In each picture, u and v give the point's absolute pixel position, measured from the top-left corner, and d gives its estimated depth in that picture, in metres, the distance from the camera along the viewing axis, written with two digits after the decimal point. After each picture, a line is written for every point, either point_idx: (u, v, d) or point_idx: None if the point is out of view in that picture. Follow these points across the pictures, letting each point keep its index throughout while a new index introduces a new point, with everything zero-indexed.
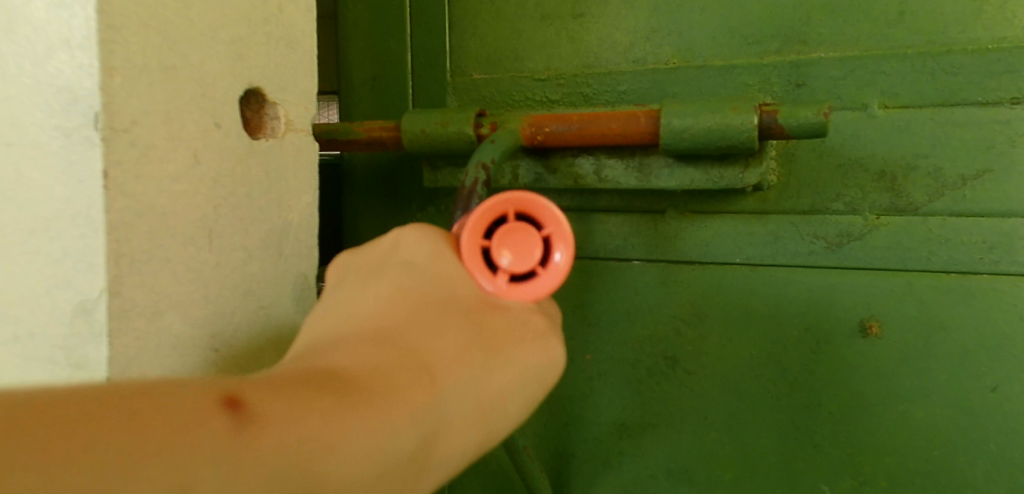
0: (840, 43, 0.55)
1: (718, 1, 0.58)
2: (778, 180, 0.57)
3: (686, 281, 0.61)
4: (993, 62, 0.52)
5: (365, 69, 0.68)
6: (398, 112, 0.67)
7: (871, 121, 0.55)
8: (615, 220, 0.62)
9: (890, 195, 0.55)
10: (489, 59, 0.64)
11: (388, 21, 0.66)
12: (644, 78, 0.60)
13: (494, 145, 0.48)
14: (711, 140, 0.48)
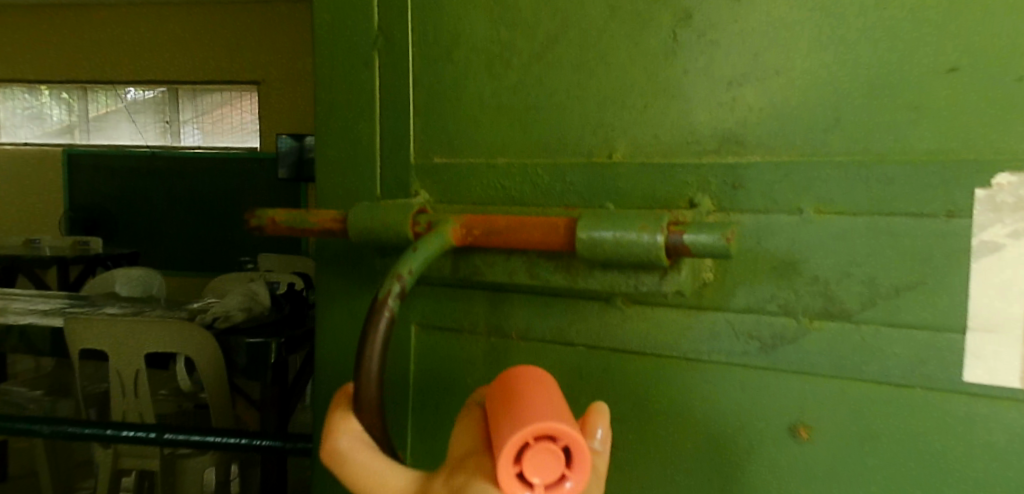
0: (775, 148, 0.56)
1: (659, 101, 0.59)
2: (715, 279, 0.58)
3: (626, 368, 0.62)
4: (927, 173, 0.51)
5: (337, 150, 0.73)
6: (368, 191, 0.72)
7: (807, 225, 0.55)
8: (556, 306, 0.64)
9: (823, 300, 0.55)
10: (449, 144, 0.68)
11: (359, 107, 0.72)
12: (587, 170, 0.62)
13: (417, 252, 0.52)
14: (623, 254, 0.50)
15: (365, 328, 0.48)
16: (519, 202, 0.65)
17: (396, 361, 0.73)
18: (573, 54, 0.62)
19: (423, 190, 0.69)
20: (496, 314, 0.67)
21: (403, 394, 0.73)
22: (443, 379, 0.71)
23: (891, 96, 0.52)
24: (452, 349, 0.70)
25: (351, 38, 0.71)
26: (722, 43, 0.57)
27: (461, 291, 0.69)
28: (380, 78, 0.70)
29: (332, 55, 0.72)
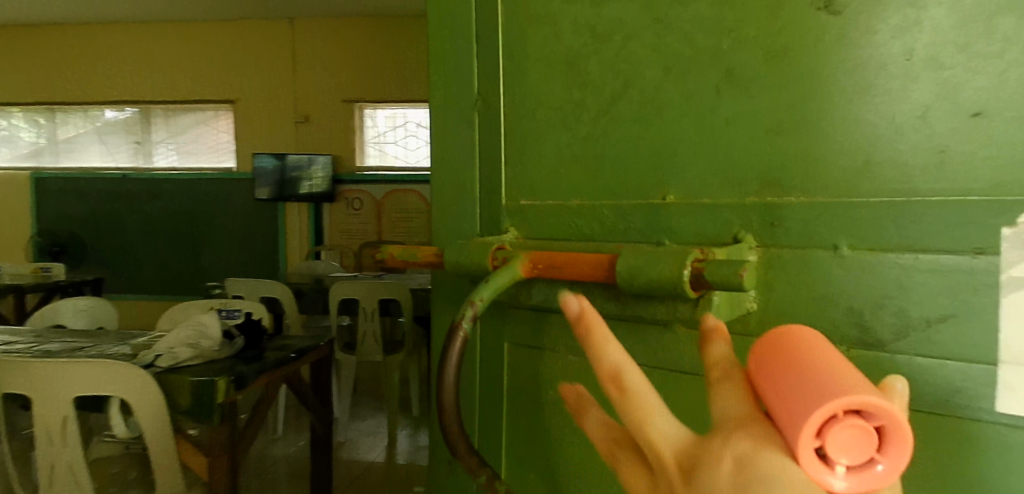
0: (814, 190, 0.61)
1: (708, 148, 0.66)
2: (759, 307, 0.64)
3: (680, 385, 0.69)
4: (960, 213, 0.53)
5: (450, 193, 0.89)
6: (474, 227, 0.87)
7: (842, 261, 0.60)
8: (622, 329, 0.73)
9: (858, 329, 0.59)
10: (534, 190, 0.80)
11: (466, 158, 0.87)
12: (640, 210, 0.70)
13: (488, 283, 0.66)
14: (654, 286, 0.63)
15: (448, 340, 0.65)
16: (586, 237, 0.75)
17: (494, 370, 0.86)
18: (634, 108, 0.71)
19: (512, 228, 0.82)
20: (570, 336, 0.76)
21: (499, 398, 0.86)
22: (531, 390, 0.82)
23: (920, 141, 0.56)
24: (534, 364, 0.81)
25: (461, 101, 0.87)
26: (761, 97, 0.63)
27: (540, 315, 0.80)
28: (480, 133, 0.85)
29: (447, 115, 0.88)
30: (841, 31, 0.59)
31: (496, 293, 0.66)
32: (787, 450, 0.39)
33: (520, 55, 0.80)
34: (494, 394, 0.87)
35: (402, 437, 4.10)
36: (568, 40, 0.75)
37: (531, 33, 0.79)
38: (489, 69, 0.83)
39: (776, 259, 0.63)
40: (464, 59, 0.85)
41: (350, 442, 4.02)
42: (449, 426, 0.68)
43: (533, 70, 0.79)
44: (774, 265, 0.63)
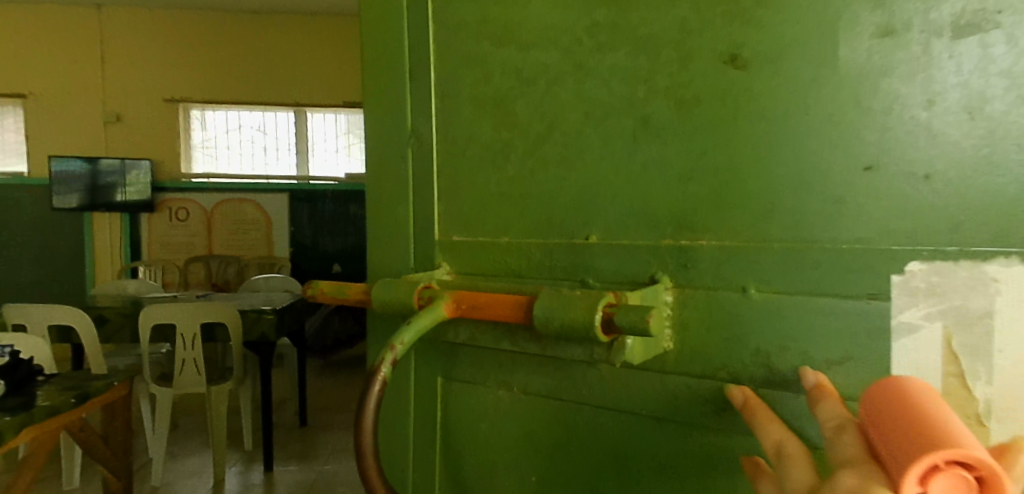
0: (722, 234, 0.63)
1: (624, 189, 0.67)
2: (675, 347, 0.65)
3: (603, 421, 0.69)
4: (851, 261, 0.58)
5: (383, 227, 0.84)
6: (406, 264, 0.83)
7: (749, 303, 0.62)
8: (549, 368, 0.73)
9: (765, 370, 0.61)
10: (464, 226, 0.78)
11: (395, 191, 0.83)
12: (561, 247, 0.70)
13: (409, 327, 0.64)
14: (572, 328, 0.62)
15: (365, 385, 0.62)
16: (515, 274, 0.73)
17: (425, 414, 0.83)
18: (558, 150, 0.71)
19: (445, 262, 0.79)
20: (500, 374, 0.77)
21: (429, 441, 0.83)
22: (460, 427, 0.80)
23: (816, 191, 0.60)
24: (460, 398, 0.80)
25: (390, 133, 0.83)
26: (673, 143, 0.65)
27: (472, 353, 0.78)
28: (413, 165, 0.81)
29: (375, 147, 0.84)
30: (745, 85, 0.63)
31: (419, 336, 0.63)
32: (888, 486, 0.41)
33: (448, 90, 0.78)
34: (422, 432, 0.83)
35: (230, 476, 3.74)
36: (493, 80, 0.75)
37: (459, 69, 0.77)
38: (419, 103, 0.80)
39: (689, 299, 0.64)
40: (392, 91, 0.82)
41: (167, 486, 3.57)
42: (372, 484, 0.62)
43: (460, 106, 0.77)
44: (688, 305, 0.64)
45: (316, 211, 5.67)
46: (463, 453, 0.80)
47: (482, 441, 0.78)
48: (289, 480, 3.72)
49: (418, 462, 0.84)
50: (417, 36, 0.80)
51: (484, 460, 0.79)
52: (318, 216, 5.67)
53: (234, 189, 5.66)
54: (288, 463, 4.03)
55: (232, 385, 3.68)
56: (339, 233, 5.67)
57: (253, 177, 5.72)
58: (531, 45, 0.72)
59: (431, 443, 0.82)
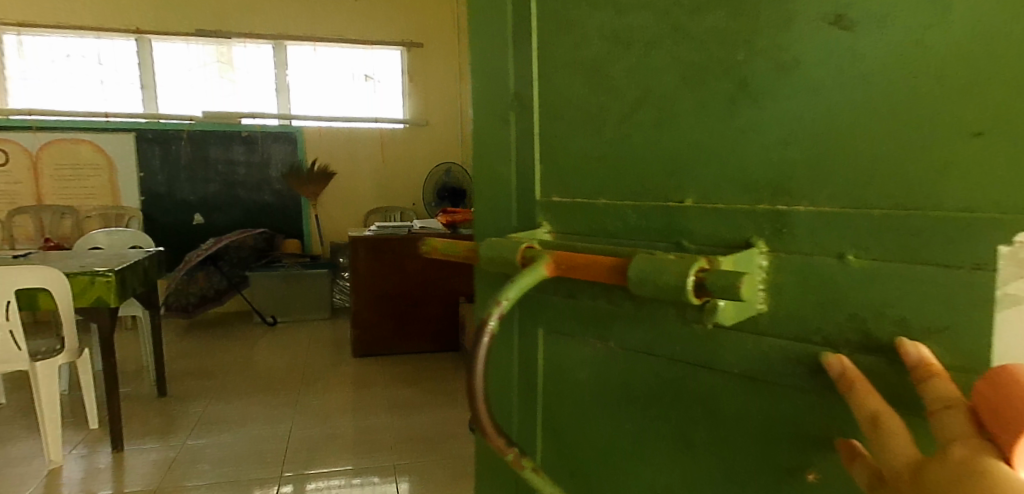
0: (821, 199, 0.62)
1: (724, 155, 0.69)
2: (768, 308, 0.67)
3: (697, 373, 0.75)
4: (955, 228, 0.56)
5: (489, 187, 0.98)
6: (509, 222, 0.95)
7: (845, 269, 0.62)
8: (645, 324, 0.78)
9: (860, 335, 0.62)
10: (563, 187, 0.87)
11: (500, 152, 0.95)
12: (658, 209, 0.75)
13: (515, 283, 0.68)
14: (666, 292, 0.60)
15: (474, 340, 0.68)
16: (613, 234, 0.80)
17: (528, 354, 0.96)
18: (652, 115, 0.74)
19: (546, 222, 0.89)
20: (600, 327, 0.84)
21: (530, 377, 0.97)
22: (563, 370, 0.91)
23: (906, 153, 0.58)
24: (556, 345, 0.91)
25: (497, 102, 0.95)
26: (776, 107, 0.65)
27: (573, 309, 0.87)
28: (517, 127, 0.92)
29: (484, 116, 0.97)
30: (840, 44, 0.60)
31: (522, 291, 0.68)
32: (1002, 461, 0.48)
33: (546, 54, 0.86)
34: (526, 367, 0.97)
35: (70, 461, 3.46)
36: (591, 46, 0.81)
37: (559, 36, 0.85)
38: (523, 68, 0.89)
39: (784, 262, 0.65)
40: (495, 62, 0.94)
41: None
42: (481, 420, 0.70)
43: (556, 71, 0.85)
44: (783, 269, 0.65)
45: (170, 152, 6.25)
46: (564, 390, 0.92)
47: (582, 383, 0.89)
48: (145, 460, 3.51)
49: (524, 391, 0.98)
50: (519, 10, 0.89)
51: (581, 398, 0.89)
52: (172, 158, 6.25)
53: (64, 129, 6.05)
54: (145, 441, 3.78)
55: (66, 360, 3.47)
56: (197, 181, 6.35)
57: (90, 116, 6.15)
58: (632, 8, 0.75)
59: (534, 377, 0.96)
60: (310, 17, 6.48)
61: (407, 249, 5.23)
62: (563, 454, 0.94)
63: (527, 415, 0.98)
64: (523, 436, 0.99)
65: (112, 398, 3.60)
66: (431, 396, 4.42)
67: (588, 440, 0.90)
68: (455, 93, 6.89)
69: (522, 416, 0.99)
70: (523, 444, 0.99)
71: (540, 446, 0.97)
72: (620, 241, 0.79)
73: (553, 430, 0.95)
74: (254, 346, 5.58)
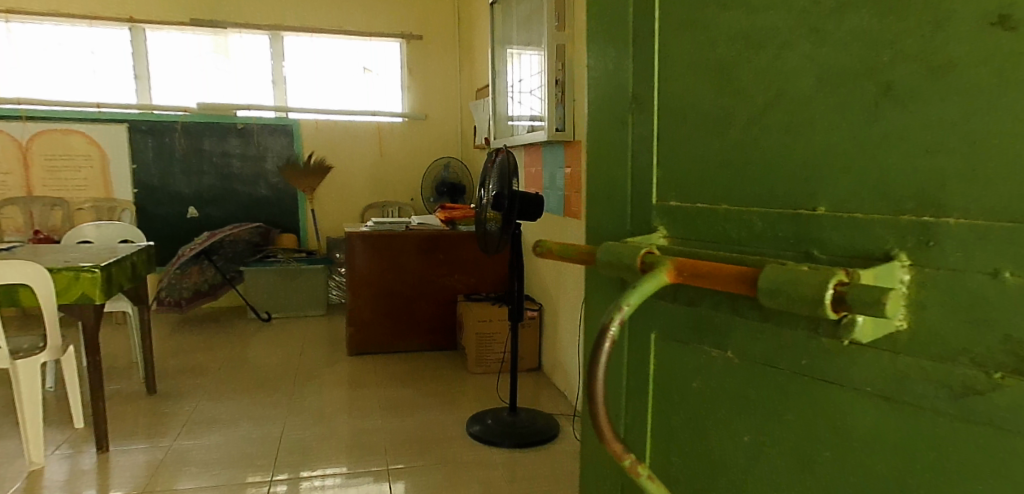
0: (972, 212, 0.64)
1: (862, 164, 0.73)
2: (910, 324, 0.69)
3: (824, 384, 0.79)
4: None
5: (607, 189, 1.14)
6: (625, 223, 1.11)
7: (1001, 287, 0.62)
8: (767, 338, 0.86)
9: (1017, 359, 0.61)
10: (684, 194, 0.99)
11: (618, 160, 1.11)
12: (785, 219, 0.82)
13: (634, 290, 0.82)
14: (795, 304, 0.70)
15: (594, 344, 0.80)
16: (735, 241, 0.90)
17: (649, 355, 1.08)
18: (782, 118, 0.82)
19: (662, 227, 1.02)
20: (719, 337, 0.94)
21: (648, 376, 1.09)
22: (681, 372, 1.02)
23: None
24: (671, 347, 1.04)
25: (617, 109, 1.11)
26: (923, 114, 0.67)
27: (695, 317, 0.98)
28: (635, 134, 1.07)
29: (609, 120, 1.13)
30: (985, 43, 0.62)
31: (643, 296, 0.81)
32: None
33: (670, 68, 1.00)
34: (640, 361, 1.11)
35: (52, 463, 3.41)
36: (717, 47, 0.91)
37: (690, 38, 0.95)
38: (646, 82, 1.04)
39: (927, 277, 0.67)
40: (620, 71, 1.09)
41: None
42: (600, 422, 0.81)
43: (679, 77, 0.98)
44: (927, 284, 0.67)
45: (164, 144, 6.12)
46: (682, 390, 1.02)
47: (705, 384, 0.98)
48: (131, 462, 3.44)
49: (639, 385, 1.11)
50: (644, 30, 1.04)
51: (701, 397, 0.99)
52: (166, 151, 6.12)
53: (55, 119, 5.90)
54: (131, 442, 3.69)
55: (48, 357, 3.49)
56: (191, 174, 6.23)
57: (81, 106, 5.97)
58: (764, 8, 0.83)
59: (648, 373, 1.08)
60: (307, 7, 6.35)
61: (405, 245, 5.13)
62: (676, 447, 1.05)
63: (644, 410, 1.10)
64: (638, 425, 1.12)
65: (97, 397, 3.54)
66: (429, 397, 4.34)
67: (705, 438, 0.99)
68: (452, 88, 6.77)
69: (635, 407, 1.12)
70: (638, 432, 1.12)
71: (654, 434, 1.09)
72: (743, 248, 0.88)
73: (666, 423, 1.06)
74: (247, 342, 5.48)
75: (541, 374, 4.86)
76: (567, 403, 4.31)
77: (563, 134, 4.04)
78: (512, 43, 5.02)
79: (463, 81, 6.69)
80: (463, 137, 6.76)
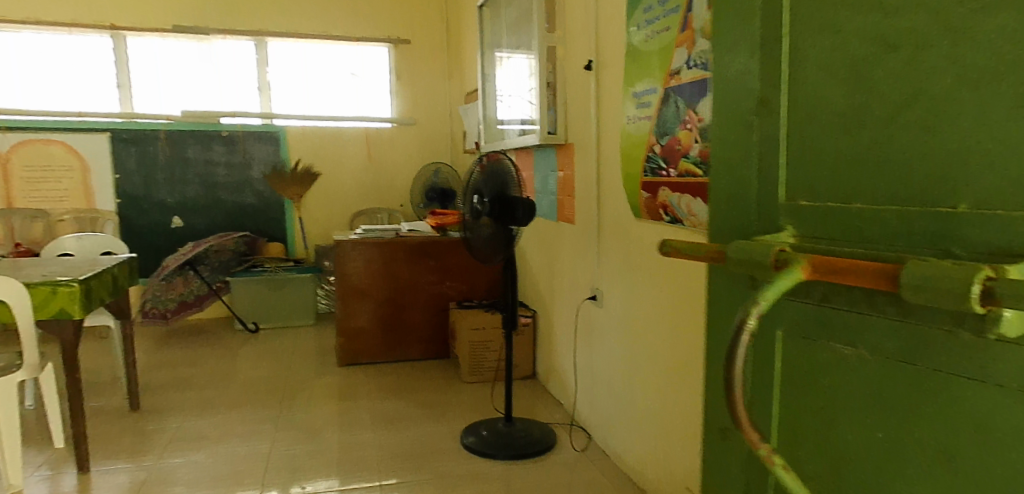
0: None
1: (1006, 160, 0.77)
2: None
3: (962, 379, 0.82)
4: None
5: (735, 190, 1.18)
6: (751, 224, 1.15)
7: None
8: (905, 335, 0.88)
9: None
10: (811, 192, 1.02)
11: (745, 163, 1.15)
12: (924, 217, 0.85)
13: (772, 286, 0.91)
14: (938, 299, 0.75)
15: (732, 340, 0.92)
16: (871, 243, 0.92)
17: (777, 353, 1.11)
18: (924, 118, 0.84)
19: (791, 226, 1.05)
20: (854, 333, 0.96)
21: (780, 375, 1.11)
22: (805, 368, 1.05)
23: None
24: (796, 343, 1.07)
25: (741, 115, 1.16)
26: None
27: (827, 314, 1.00)
28: (762, 139, 1.11)
29: (734, 124, 1.17)
30: None
31: (779, 292, 0.90)
32: None
33: (802, 74, 1.02)
34: (763, 357, 1.14)
35: (31, 486, 3.26)
36: (853, 48, 0.93)
37: (819, 41, 0.99)
38: (775, 88, 1.08)
39: None
40: (748, 79, 1.14)
41: None
42: (739, 411, 0.94)
43: (810, 76, 1.01)
44: None
45: (147, 153, 5.98)
46: (806, 386, 1.05)
47: (830, 379, 1.01)
48: (112, 483, 3.30)
49: (760, 381, 1.15)
50: (773, 40, 1.07)
51: (828, 391, 1.02)
52: (150, 160, 5.99)
53: (35, 130, 5.78)
54: (113, 461, 3.55)
55: (25, 376, 3.32)
56: (176, 182, 6.09)
57: (64, 115, 5.86)
58: (900, 10, 0.86)
59: (773, 370, 1.12)
60: (293, 12, 6.24)
61: (395, 252, 5.02)
62: (797, 440, 1.08)
63: (775, 412, 1.12)
64: (758, 421, 1.15)
65: (77, 416, 3.40)
66: (423, 408, 4.23)
67: (831, 431, 1.01)
68: (439, 93, 6.67)
69: (758, 406, 1.15)
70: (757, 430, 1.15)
71: (775, 429, 1.12)
72: (878, 245, 0.91)
73: (791, 417, 1.09)
74: (236, 354, 5.35)
75: (536, 382, 4.75)
76: (564, 411, 4.19)
77: (555, 137, 3.92)
78: (501, 47, 4.94)
79: (453, 87, 6.61)
80: (453, 142, 6.66)
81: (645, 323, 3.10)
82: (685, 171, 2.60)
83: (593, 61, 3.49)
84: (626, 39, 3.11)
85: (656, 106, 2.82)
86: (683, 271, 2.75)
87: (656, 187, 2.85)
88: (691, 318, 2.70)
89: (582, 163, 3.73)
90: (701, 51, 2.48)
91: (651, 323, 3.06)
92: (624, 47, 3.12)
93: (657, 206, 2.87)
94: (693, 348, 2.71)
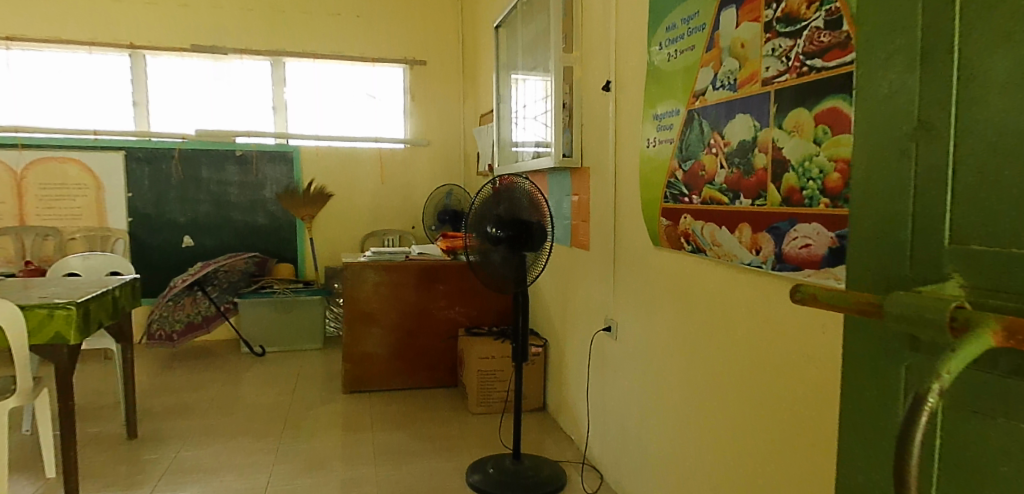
0: None
1: None
2: None
3: None
4: None
5: (877, 228, 0.87)
6: (903, 272, 0.83)
7: None
8: None
9: None
10: (993, 234, 0.72)
11: (895, 196, 0.84)
12: None
13: (954, 357, 0.68)
14: None
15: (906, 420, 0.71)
16: None
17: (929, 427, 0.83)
18: None
19: (956, 276, 0.76)
20: None
21: (933, 453, 0.82)
22: (981, 456, 0.77)
23: None
24: (966, 422, 0.78)
25: (889, 132, 0.85)
26: None
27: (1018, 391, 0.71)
28: (919, 170, 0.80)
29: (878, 145, 0.86)
30: None
31: (964, 363, 0.67)
32: None
33: (985, 80, 0.72)
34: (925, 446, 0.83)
35: None
36: None
37: (1002, 46, 0.70)
38: (943, 103, 0.77)
39: None
40: (903, 93, 0.83)
41: None
42: None
43: (991, 85, 0.71)
44: None
45: (160, 173, 5.93)
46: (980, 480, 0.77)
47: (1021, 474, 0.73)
48: None
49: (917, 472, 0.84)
50: (941, 40, 0.77)
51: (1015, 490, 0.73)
52: (163, 179, 5.93)
53: (52, 147, 5.73)
54: None
55: (15, 403, 3.17)
56: (188, 201, 6.01)
57: (79, 133, 5.81)
58: None
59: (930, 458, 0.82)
60: (309, 31, 6.18)
61: (404, 277, 4.86)
62: None
63: None
64: None
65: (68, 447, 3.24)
66: (429, 442, 4.03)
67: None
68: (454, 114, 6.57)
69: None
70: None
71: None
72: None
73: None
74: (240, 379, 5.19)
75: (548, 415, 4.54)
76: (575, 448, 3.97)
77: (570, 160, 3.77)
78: (517, 68, 4.80)
79: (468, 109, 6.52)
80: (467, 162, 6.54)
81: (675, 362, 2.80)
82: (710, 198, 2.42)
83: (611, 82, 3.34)
84: (646, 59, 2.95)
85: (678, 129, 2.65)
86: (720, 305, 2.45)
87: (678, 214, 2.66)
88: (730, 362, 2.39)
89: (599, 187, 3.56)
90: (727, 71, 2.31)
91: (676, 361, 2.78)
92: (645, 66, 2.96)
93: (679, 234, 2.67)
94: (731, 396, 2.40)
